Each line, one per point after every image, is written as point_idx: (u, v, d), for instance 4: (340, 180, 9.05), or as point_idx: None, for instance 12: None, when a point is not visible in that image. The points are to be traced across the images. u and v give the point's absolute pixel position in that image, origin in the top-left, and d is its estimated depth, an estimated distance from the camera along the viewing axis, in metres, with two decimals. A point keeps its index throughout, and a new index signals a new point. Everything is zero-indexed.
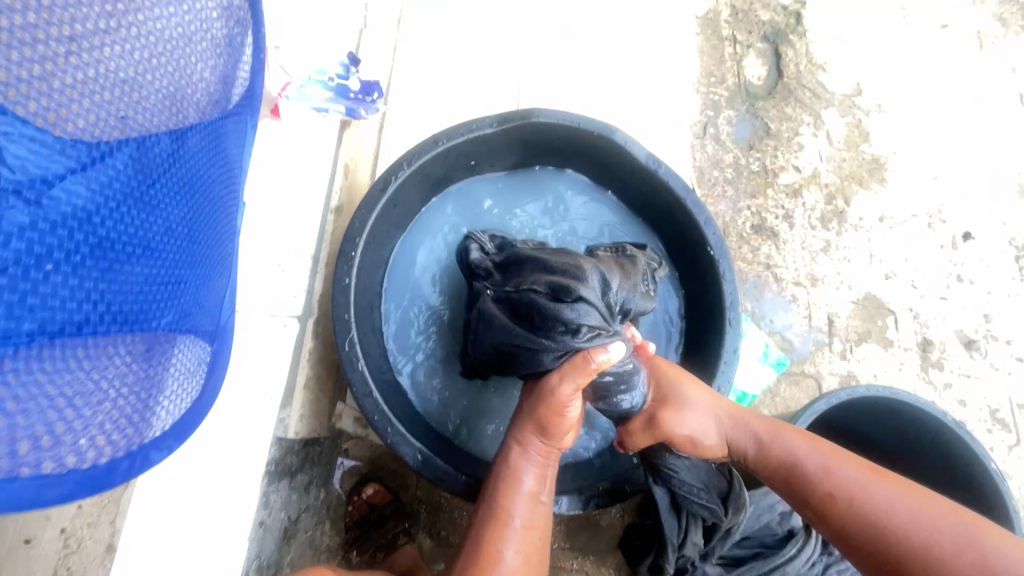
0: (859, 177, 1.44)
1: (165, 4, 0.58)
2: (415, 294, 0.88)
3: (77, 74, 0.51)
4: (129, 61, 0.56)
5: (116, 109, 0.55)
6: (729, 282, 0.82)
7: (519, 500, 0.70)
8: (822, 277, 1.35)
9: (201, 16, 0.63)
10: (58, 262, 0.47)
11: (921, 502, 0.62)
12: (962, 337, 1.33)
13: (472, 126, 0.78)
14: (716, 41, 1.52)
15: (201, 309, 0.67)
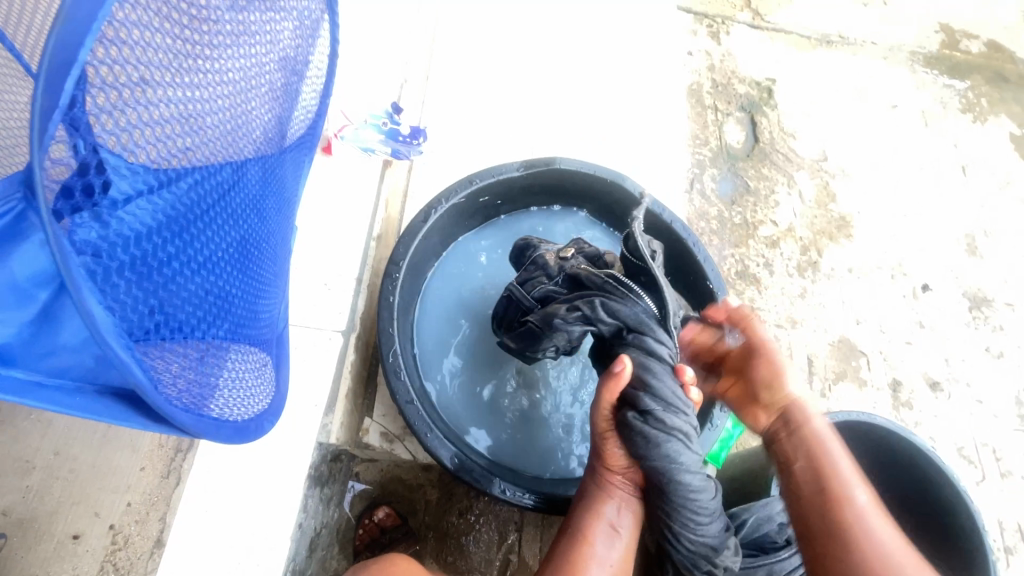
0: (829, 232, 1.60)
1: (247, 57, 0.66)
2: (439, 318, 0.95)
3: (182, 119, 0.57)
4: (217, 108, 0.63)
5: (195, 146, 0.61)
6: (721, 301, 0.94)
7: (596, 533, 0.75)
8: (801, 320, 1.47)
9: (269, 65, 0.71)
10: (149, 264, 0.52)
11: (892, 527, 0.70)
12: (928, 379, 1.45)
13: (501, 169, 0.88)
14: (700, 108, 1.70)
15: (265, 318, 0.74)
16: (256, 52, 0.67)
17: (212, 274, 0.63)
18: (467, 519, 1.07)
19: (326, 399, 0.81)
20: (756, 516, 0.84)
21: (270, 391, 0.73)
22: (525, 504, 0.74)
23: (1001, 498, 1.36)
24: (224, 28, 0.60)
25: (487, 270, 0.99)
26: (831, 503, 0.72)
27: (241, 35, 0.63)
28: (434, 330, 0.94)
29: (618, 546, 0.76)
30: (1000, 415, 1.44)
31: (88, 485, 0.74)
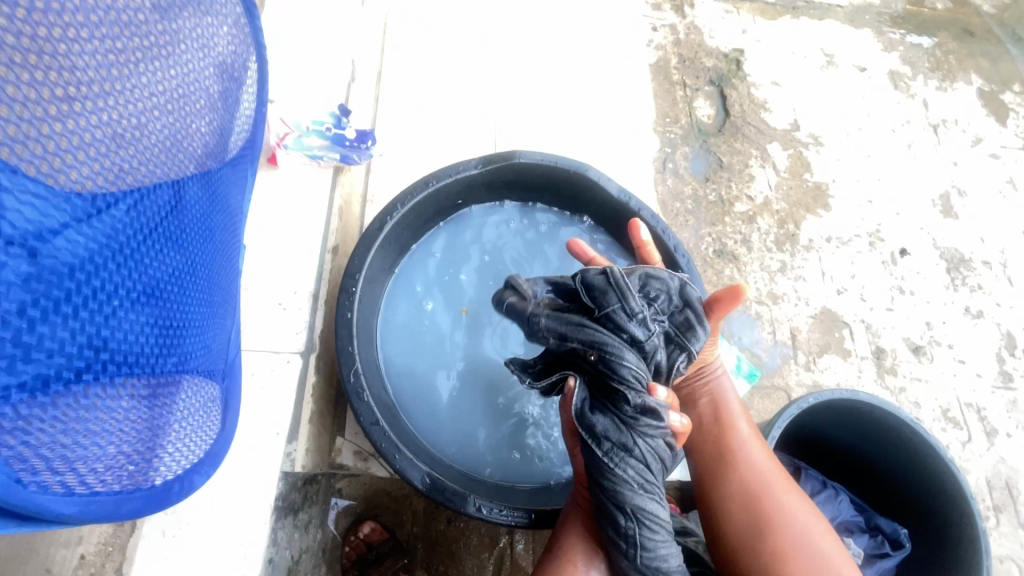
0: (805, 203, 1.58)
1: (162, 68, 0.61)
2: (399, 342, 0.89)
3: (86, 136, 0.53)
4: (137, 123, 0.59)
5: (120, 164, 0.57)
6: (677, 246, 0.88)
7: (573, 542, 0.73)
8: (782, 295, 1.45)
9: (198, 75, 0.67)
10: (63, 308, 0.48)
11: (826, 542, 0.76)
12: (910, 344, 1.45)
13: (457, 168, 0.84)
14: (668, 85, 1.67)
15: (215, 350, 0.70)
16: (175, 63, 0.63)
17: (147, 306, 0.58)
18: (456, 526, 1.05)
19: (289, 426, 0.78)
20: (742, 512, 0.79)
21: (216, 429, 0.69)
22: (502, 518, 0.70)
23: (988, 457, 1.37)
24: (118, 45, 0.56)
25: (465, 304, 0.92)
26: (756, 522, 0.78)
27: (143, 51, 0.59)
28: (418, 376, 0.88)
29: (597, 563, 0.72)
30: (982, 374, 1.45)
31: (39, 539, 0.73)
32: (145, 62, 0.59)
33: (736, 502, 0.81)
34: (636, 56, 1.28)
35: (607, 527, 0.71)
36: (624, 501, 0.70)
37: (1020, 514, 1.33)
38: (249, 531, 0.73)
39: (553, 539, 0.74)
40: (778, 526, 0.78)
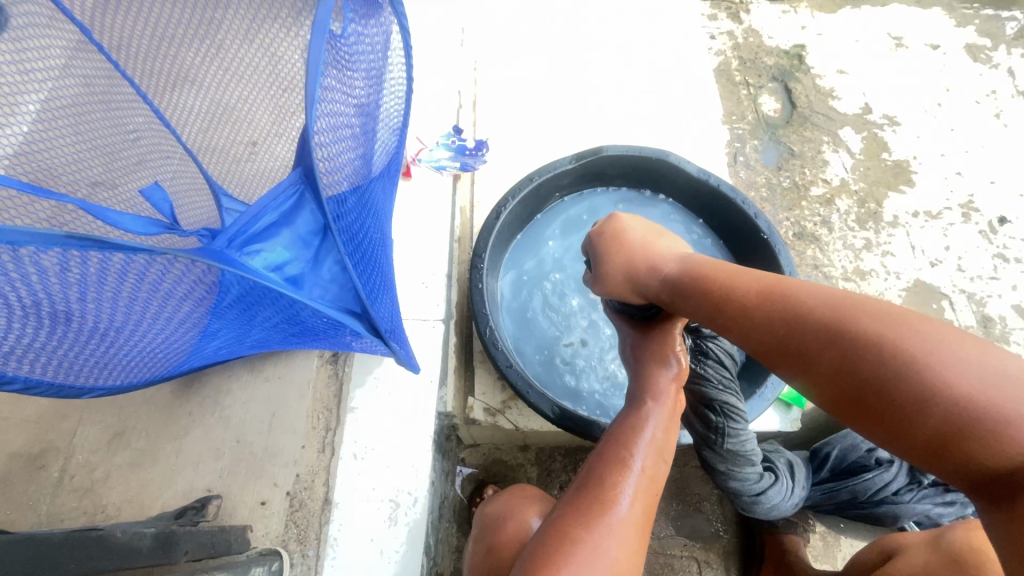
0: (886, 181, 1.59)
1: (365, 108, 0.87)
2: (519, 303, 1.01)
3: (324, 146, 0.78)
4: (347, 145, 0.83)
5: (333, 172, 0.82)
6: (758, 216, 0.94)
7: (642, 444, 0.65)
8: (870, 271, 1.45)
9: (378, 108, 0.91)
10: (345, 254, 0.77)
11: (935, 332, 0.49)
12: (1022, 312, 1.39)
13: (555, 165, 0.99)
14: (731, 86, 1.76)
15: (391, 310, 0.86)
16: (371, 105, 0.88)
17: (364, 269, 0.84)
18: None
19: (439, 374, 0.88)
20: (841, 447, 0.90)
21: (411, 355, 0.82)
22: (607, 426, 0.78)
23: None
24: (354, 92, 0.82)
25: (576, 282, 1.03)
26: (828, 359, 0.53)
27: (359, 94, 0.84)
28: (532, 332, 0.99)
29: (662, 465, 0.65)
30: None
31: (265, 459, 0.80)
32: (362, 107, 0.86)
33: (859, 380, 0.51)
34: (699, 61, 1.41)
35: (692, 422, 0.82)
36: (726, 405, 0.79)
37: None
38: (419, 456, 0.82)
39: (625, 430, 0.67)
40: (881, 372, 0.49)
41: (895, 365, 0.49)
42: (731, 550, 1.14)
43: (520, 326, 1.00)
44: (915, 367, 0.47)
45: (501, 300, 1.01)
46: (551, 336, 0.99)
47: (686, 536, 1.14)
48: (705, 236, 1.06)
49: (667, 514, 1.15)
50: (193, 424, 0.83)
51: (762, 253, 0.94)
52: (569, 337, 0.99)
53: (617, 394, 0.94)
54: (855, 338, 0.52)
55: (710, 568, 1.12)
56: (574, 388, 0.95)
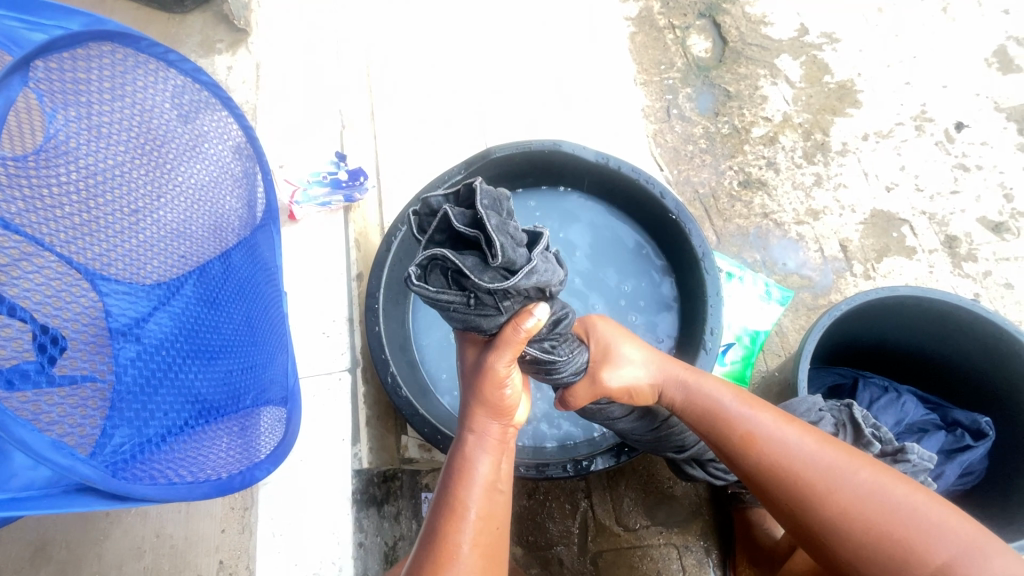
0: (830, 107, 1.49)
1: (184, 167, 0.76)
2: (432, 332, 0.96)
3: (123, 235, 0.69)
4: (176, 220, 0.75)
5: (176, 253, 0.76)
6: (664, 195, 0.88)
7: (474, 487, 0.69)
8: (823, 209, 1.36)
9: (219, 160, 0.81)
10: (136, 395, 0.63)
11: (809, 443, 0.70)
12: (988, 224, 1.31)
13: (444, 177, 0.91)
14: (656, 32, 1.60)
15: (270, 382, 0.83)
16: (198, 158, 0.78)
17: (215, 361, 0.75)
18: (537, 499, 1.14)
19: (350, 431, 0.88)
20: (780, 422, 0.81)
21: (280, 440, 0.80)
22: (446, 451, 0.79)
23: None
24: (134, 184, 0.70)
25: None
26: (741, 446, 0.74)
27: (154, 166, 0.72)
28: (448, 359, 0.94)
29: (498, 500, 0.71)
30: None
31: (185, 551, 0.78)
32: (152, 188, 0.72)
33: (766, 457, 0.71)
34: None
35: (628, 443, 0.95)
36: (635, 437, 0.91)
37: None
38: (338, 521, 0.84)
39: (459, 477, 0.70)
40: (781, 461, 0.70)
41: (786, 462, 0.69)
42: (708, 529, 1.11)
43: (436, 356, 0.94)
44: (794, 460, 0.69)
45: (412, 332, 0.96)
46: None
47: (660, 523, 1.12)
48: (618, 221, 1.01)
49: (638, 505, 1.13)
50: (111, 523, 0.79)
51: (674, 232, 0.90)
52: None
53: None
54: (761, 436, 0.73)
55: (689, 551, 1.10)
56: None
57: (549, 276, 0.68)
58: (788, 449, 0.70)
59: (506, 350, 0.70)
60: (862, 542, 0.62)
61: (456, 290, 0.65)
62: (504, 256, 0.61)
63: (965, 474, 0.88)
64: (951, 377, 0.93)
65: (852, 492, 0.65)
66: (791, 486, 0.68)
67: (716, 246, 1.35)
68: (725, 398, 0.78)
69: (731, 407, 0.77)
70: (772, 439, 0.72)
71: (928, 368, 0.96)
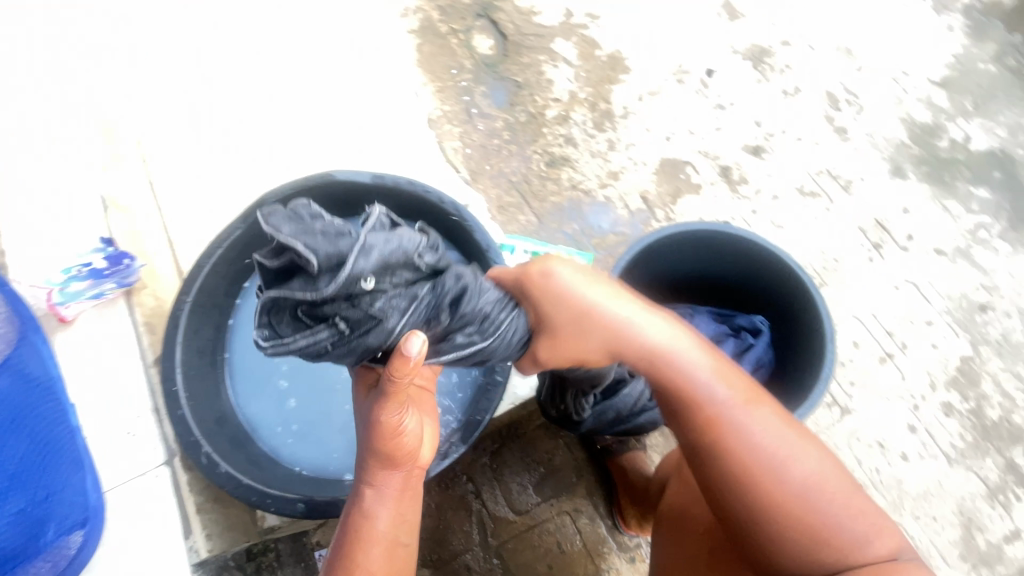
0: (607, 78, 1.64)
1: None
2: (256, 390, 0.90)
3: None
4: None
5: None
6: (443, 200, 0.91)
7: (372, 547, 0.69)
8: (621, 170, 1.51)
9: None
10: None
11: (777, 436, 0.69)
12: (749, 149, 1.51)
13: (222, 236, 0.87)
14: (440, 39, 1.65)
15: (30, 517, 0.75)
16: None
17: None
18: (431, 516, 1.14)
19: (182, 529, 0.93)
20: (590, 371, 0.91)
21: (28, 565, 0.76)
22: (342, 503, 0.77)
23: (856, 206, 1.42)
24: None
25: None
26: (705, 430, 0.71)
27: None
28: (280, 413, 0.90)
29: (398, 557, 0.71)
30: (821, 140, 1.50)
31: None
32: None
33: (732, 450, 0.69)
34: None
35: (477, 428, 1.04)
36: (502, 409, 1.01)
37: (899, 239, 1.38)
38: None
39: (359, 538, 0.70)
40: (748, 454, 0.69)
41: (749, 454, 0.68)
42: (593, 486, 1.19)
43: (268, 413, 0.90)
44: (756, 451, 0.69)
45: (234, 397, 0.89)
46: (302, 408, 0.91)
47: (550, 495, 1.17)
48: None
49: (527, 487, 1.18)
50: None
51: (464, 236, 0.93)
52: (326, 397, 0.91)
53: None
54: (729, 430, 0.70)
55: (581, 512, 1.17)
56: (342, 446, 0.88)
57: (394, 245, 0.62)
58: (754, 443, 0.69)
59: (391, 400, 0.68)
60: (783, 536, 0.67)
61: (312, 322, 0.61)
62: (318, 257, 0.58)
63: (759, 366, 1.04)
64: (729, 289, 1.09)
65: (796, 489, 0.67)
66: (745, 474, 0.68)
67: (538, 227, 1.44)
68: (698, 383, 0.72)
69: (704, 389, 0.72)
70: (742, 430, 0.69)
71: (713, 287, 1.11)
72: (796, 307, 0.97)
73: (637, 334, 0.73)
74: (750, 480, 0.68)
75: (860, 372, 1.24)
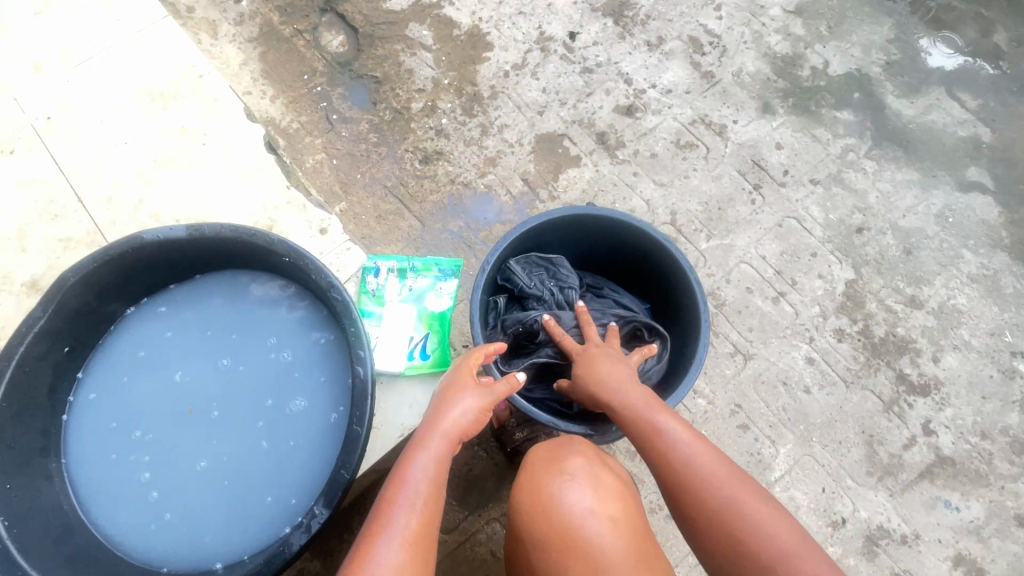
0: (470, 58, 1.55)
1: None
2: (106, 486, 0.80)
3: None
4: None
5: None
6: (270, 240, 0.82)
7: (410, 491, 0.69)
8: (498, 154, 1.44)
9: None
10: None
11: (738, 489, 0.71)
12: (622, 109, 1.48)
13: (21, 330, 0.75)
14: (283, 45, 1.52)
15: None
16: None
17: None
18: None
19: None
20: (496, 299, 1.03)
21: None
22: (323, 515, 0.68)
23: (731, 152, 1.42)
24: None
25: (173, 403, 0.85)
26: (672, 477, 0.74)
27: None
28: (136, 506, 0.80)
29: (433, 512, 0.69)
30: (690, 90, 1.49)
31: None
32: None
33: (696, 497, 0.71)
34: (179, 51, 1.23)
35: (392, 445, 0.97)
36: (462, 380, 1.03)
37: (775, 176, 1.39)
38: None
39: (407, 510, 0.67)
40: (709, 499, 0.70)
41: (711, 496, 0.70)
42: None
43: (124, 509, 0.80)
44: (714, 498, 0.70)
45: (83, 502, 0.80)
46: (162, 495, 0.81)
47: (476, 506, 1.14)
48: (259, 276, 0.91)
49: (453, 501, 1.14)
50: None
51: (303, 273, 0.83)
52: (187, 476, 0.81)
53: (263, 488, 0.81)
54: (693, 475, 0.72)
55: (510, 516, 1.14)
56: (214, 526, 0.79)
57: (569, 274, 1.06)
58: (715, 493, 0.70)
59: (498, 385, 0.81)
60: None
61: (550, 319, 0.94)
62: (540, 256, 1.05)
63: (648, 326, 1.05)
64: (602, 262, 1.10)
65: (750, 534, 0.67)
66: (712, 521, 0.70)
67: (422, 230, 1.38)
68: (673, 432, 0.76)
69: (676, 439, 0.76)
70: (704, 477, 0.72)
71: (586, 263, 1.11)
72: (661, 266, 0.99)
73: (621, 388, 0.82)
74: (719, 520, 0.69)
75: (754, 316, 1.26)
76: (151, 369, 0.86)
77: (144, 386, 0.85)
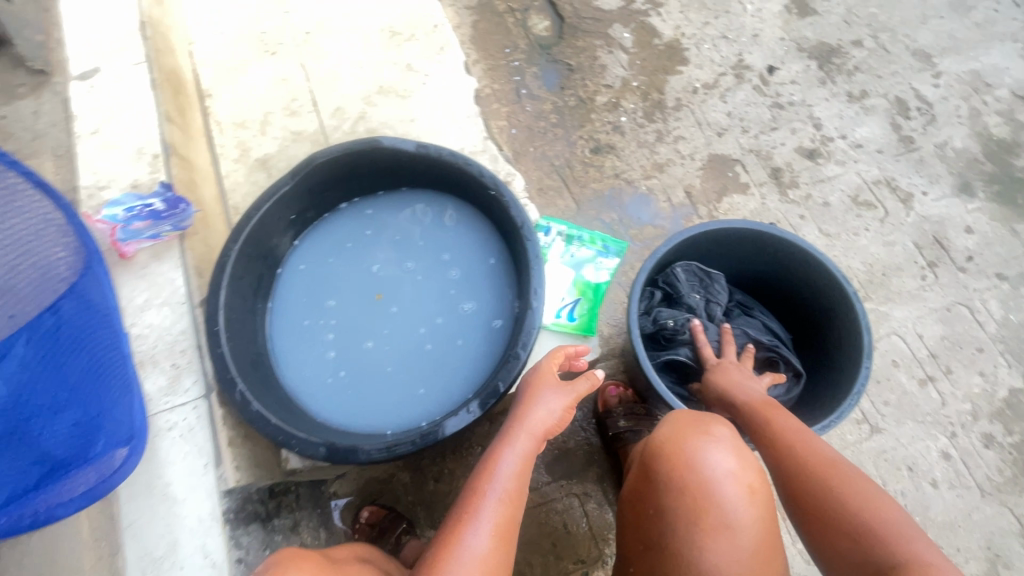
0: (663, 67, 1.60)
1: None
2: (296, 337, 0.96)
3: None
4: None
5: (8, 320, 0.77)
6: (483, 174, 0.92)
7: (494, 478, 0.74)
8: (667, 162, 1.48)
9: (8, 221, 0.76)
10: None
11: (851, 479, 0.67)
12: (804, 151, 1.46)
13: (273, 190, 0.91)
14: (497, 18, 1.65)
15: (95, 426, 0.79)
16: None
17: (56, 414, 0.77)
18: (443, 485, 1.14)
19: None
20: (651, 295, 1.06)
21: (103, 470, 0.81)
22: (475, 414, 0.77)
23: (911, 222, 1.35)
24: None
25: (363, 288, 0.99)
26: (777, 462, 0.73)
27: None
28: (314, 361, 0.95)
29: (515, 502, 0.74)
30: (883, 150, 1.43)
31: None
32: None
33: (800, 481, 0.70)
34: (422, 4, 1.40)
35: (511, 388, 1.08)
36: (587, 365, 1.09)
37: (956, 260, 1.31)
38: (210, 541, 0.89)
39: (496, 497, 0.72)
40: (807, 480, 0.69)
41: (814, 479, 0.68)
42: (603, 473, 1.19)
43: (304, 360, 0.95)
44: (821, 480, 0.68)
45: (275, 343, 0.96)
46: (336, 359, 0.95)
47: (560, 477, 1.19)
48: (456, 206, 1.04)
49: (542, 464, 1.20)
50: None
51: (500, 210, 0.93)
52: (359, 350, 0.96)
53: (418, 380, 0.93)
54: (801, 464, 0.71)
55: (590, 497, 1.18)
56: (370, 397, 0.92)
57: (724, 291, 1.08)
58: (819, 476, 0.68)
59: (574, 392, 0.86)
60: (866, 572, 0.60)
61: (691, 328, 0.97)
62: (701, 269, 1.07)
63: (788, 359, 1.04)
64: (759, 285, 1.10)
65: (857, 516, 0.63)
66: (814, 502, 0.67)
67: (576, 212, 1.42)
68: (787, 426, 0.77)
69: (787, 430, 0.76)
70: (814, 462, 0.70)
71: (742, 283, 1.11)
72: (828, 304, 0.97)
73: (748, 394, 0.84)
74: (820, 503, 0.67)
75: (894, 391, 1.19)
76: (352, 256, 1.02)
77: (342, 267, 1.01)
